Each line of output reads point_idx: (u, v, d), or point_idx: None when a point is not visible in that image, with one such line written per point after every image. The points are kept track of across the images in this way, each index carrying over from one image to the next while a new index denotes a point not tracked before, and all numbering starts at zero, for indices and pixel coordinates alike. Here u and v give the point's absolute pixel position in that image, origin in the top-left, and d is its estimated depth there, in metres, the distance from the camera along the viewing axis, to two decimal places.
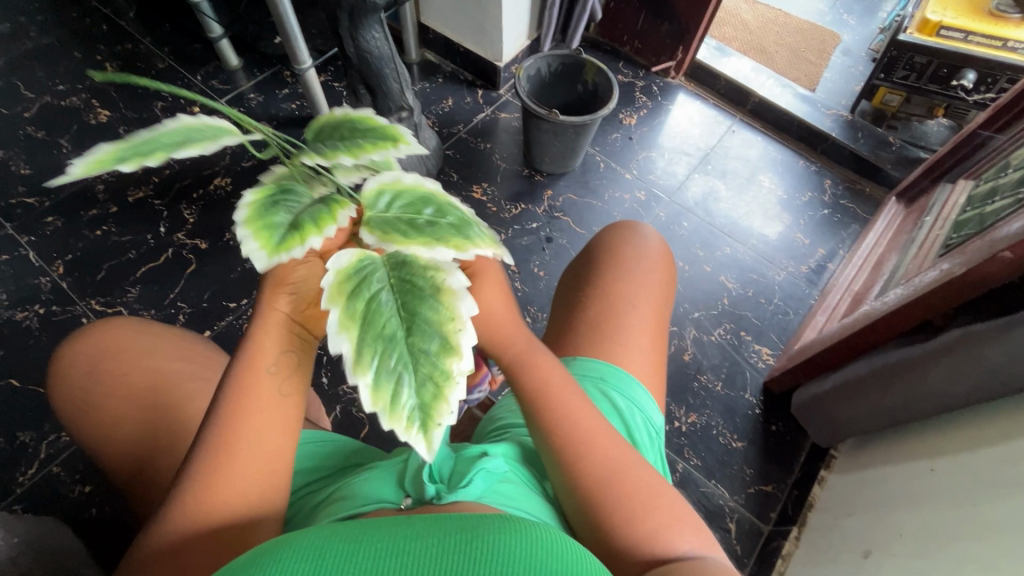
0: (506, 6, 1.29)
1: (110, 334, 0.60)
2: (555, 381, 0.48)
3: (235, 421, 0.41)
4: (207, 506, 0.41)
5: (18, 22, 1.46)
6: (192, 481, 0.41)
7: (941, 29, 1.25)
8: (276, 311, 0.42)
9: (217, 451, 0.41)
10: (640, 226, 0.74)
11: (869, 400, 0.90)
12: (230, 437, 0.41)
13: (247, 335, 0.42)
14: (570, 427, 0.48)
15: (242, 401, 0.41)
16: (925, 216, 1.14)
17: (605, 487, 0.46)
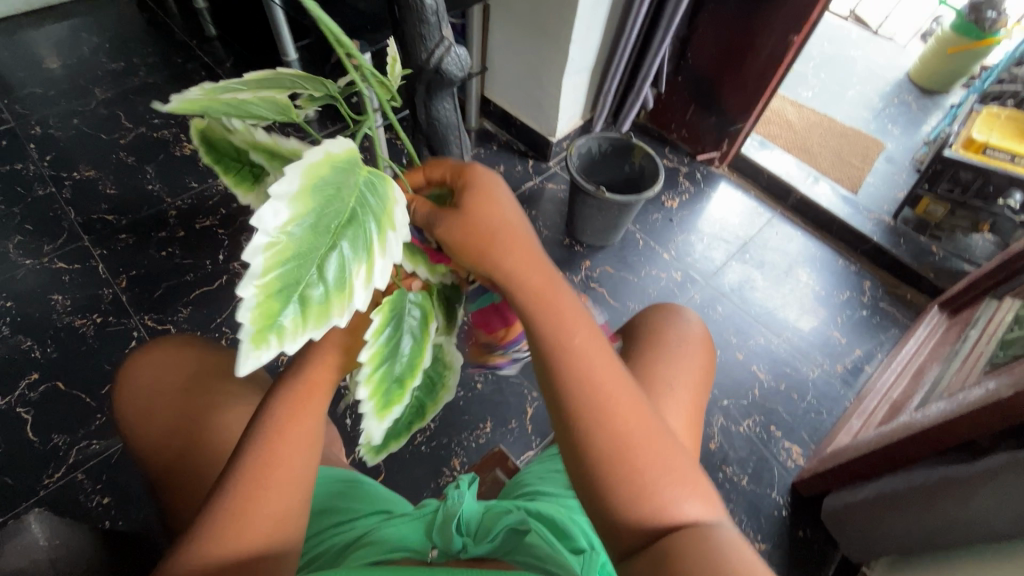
0: (566, 88, 1.39)
1: (168, 353, 0.64)
2: (572, 340, 0.46)
3: (279, 445, 0.45)
4: (244, 527, 0.42)
5: (131, 63, 1.65)
6: (230, 497, 0.43)
7: (986, 149, 1.30)
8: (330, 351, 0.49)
9: (259, 473, 0.44)
10: (680, 309, 0.76)
11: (907, 517, 0.85)
12: (270, 459, 0.44)
13: (297, 368, 0.48)
14: (581, 387, 0.45)
15: (287, 426, 0.46)
16: (969, 329, 1.12)
17: (610, 455, 0.43)
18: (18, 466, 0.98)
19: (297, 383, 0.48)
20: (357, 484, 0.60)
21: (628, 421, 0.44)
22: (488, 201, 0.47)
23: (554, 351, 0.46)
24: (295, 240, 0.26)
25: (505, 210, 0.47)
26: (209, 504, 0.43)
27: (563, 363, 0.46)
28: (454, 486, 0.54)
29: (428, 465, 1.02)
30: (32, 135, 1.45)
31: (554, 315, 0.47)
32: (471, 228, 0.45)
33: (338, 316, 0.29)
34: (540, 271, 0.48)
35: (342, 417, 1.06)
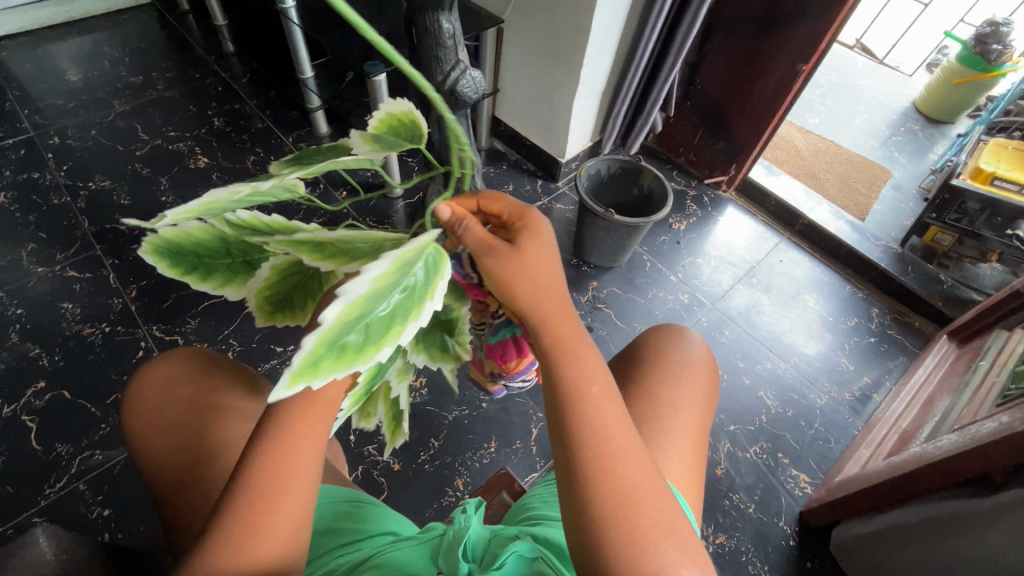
0: (576, 111, 1.41)
1: (179, 363, 0.64)
2: (591, 390, 0.46)
3: (289, 455, 0.44)
4: (257, 540, 0.42)
5: (150, 76, 1.69)
6: (239, 510, 0.42)
7: (994, 179, 1.31)
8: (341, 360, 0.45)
9: (271, 484, 0.43)
10: (686, 330, 0.76)
11: (918, 551, 0.84)
12: (280, 470, 0.44)
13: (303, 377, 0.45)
14: (598, 442, 0.44)
15: (296, 435, 0.45)
16: (980, 360, 1.11)
17: (614, 513, 0.42)
18: (20, 475, 0.97)
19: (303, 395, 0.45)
20: (365, 503, 0.60)
21: (630, 476, 0.43)
22: (538, 248, 0.49)
23: (566, 398, 0.46)
24: (365, 291, 0.25)
25: (544, 257, 0.49)
26: (220, 513, 0.43)
27: (578, 412, 0.45)
28: (460, 510, 0.53)
29: (430, 484, 1.01)
30: (50, 145, 1.47)
31: (570, 363, 0.47)
32: (523, 274, 0.47)
33: (366, 360, 0.26)
34: (568, 318, 0.49)
35: (346, 434, 1.06)
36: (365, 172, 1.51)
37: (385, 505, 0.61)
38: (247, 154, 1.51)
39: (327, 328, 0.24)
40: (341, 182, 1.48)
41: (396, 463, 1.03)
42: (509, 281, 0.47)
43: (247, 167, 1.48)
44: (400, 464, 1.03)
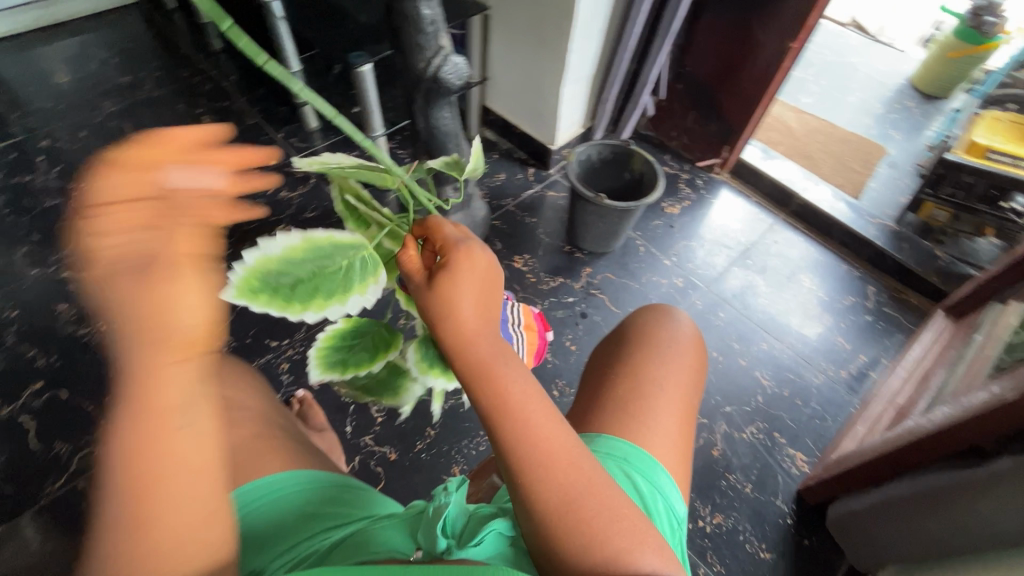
0: (565, 97, 1.40)
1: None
2: (513, 397, 0.45)
3: (143, 480, 0.38)
4: (147, 548, 0.38)
5: (139, 76, 1.68)
6: (118, 525, 0.38)
7: (989, 152, 1.30)
8: (171, 359, 0.36)
9: (132, 519, 0.38)
10: (673, 310, 0.75)
11: (912, 524, 0.84)
12: (140, 498, 0.38)
13: (128, 384, 0.36)
14: (535, 447, 0.44)
15: (148, 440, 0.37)
16: (975, 334, 1.11)
17: (563, 513, 0.43)
18: (21, 474, 0.98)
19: (135, 391, 0.36)
20: (351, 490, 0.60)
21: (573, 479, 0.44)
22: (452, 282, 0.47)
23: (496, 416, 0.45)
24: (277, 252, 0.38)
25: (466, 289, 0.47)
26: (100, 530, 0.39)
27: (508, 422, 0.45)
28: (444, 487, 0.52)
29: (428, 473, 1.02)
30: (41, 148, 1.47)
31: (494, 385, 0.46)
32: (447, 307, 0.46)
33: (293, 313, 0.39)
34: (488, 338, 0.48)
35: (342, 425, 1.06)
36: None
37: (372, 489, 0.62)
38: None
39: (248, 269, 0.37)
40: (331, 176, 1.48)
41: (393, 453, 1.04)
42: (435, 312, 0.47)
43: None
44: (397, 454, 1.04)
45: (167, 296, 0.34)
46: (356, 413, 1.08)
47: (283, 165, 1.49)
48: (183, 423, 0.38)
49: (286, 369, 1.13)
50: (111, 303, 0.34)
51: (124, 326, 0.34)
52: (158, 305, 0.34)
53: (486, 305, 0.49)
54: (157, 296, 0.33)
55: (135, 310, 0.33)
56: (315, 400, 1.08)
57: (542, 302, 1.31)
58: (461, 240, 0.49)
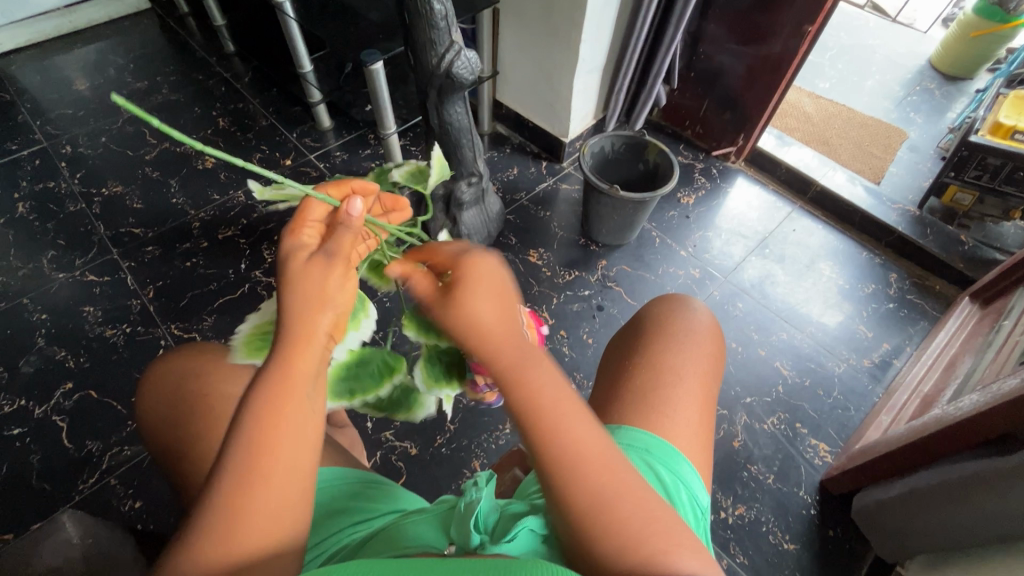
0: (577, 89, 1.39)
1: (164, 365, 0.66)
2: (546, 403, 0.44)
3: (270, 440, 0.39)
4: (242, 531, 0.37)
5: (155, 81, 1.71)
6: (217, 506, 0.37)
7: (1014, 133, 1.27)
8: (320, 332, 0.43)
9: (249, 477, 0.38)
10: (690, 300, 0.75)
11: (941, 513, 0.83)
12: (262, 458, 0.38)
13: (278, 349, 0.42)
14: (569, 450, 0.43)
15: (276, 416, 0.40)
16: (1004, 319, 1.08)
17: (599, 520, 0.41)
18: (55, 472, 1.01)
19: (278, 369, 0.41)
20: (376, 486, 0.60)
21: (607, 483, 0.42)
22: (467, 304, 0.46)
23: (525, 421, 0.44)
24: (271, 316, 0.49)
25: (475, 299, 0.46)
26: (193, 517, 0.37)
27: (544, 427, 0.43)
28: (472, 483, 0.52)
29: (448, 467, 1.03)
30: (63, 154, 1.50)
31: (523, 388, 0.44)
32: (462, 320, 0.46)
33: None
34: (514, 347, 0.45)
35: (363, 420, 1.08)
36: (369, 163, 1.52)
37: (398, 484, 0.63)
38: (253, 152, 1.53)
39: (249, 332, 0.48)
40: (345, 174, 1.49)
41: (414, 448, 1.05)
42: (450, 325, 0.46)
43: (255, 165, 1.50)
44: (417, 448, 1.05)
45: (326, 287, 0.44)
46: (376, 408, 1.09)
47: (297, 165, 1.51)
48: (311, 395, 0.42)
49: None
50: (292, 282, 0.43)
51: (294, 297, 0.43)
52: (328, 296, 0.44)
53: (508, 313, 0.47)
54: (330, 286, 0.44)
55: (310, 289, 0.43)
56: None
57: (558, 295, 1.31)
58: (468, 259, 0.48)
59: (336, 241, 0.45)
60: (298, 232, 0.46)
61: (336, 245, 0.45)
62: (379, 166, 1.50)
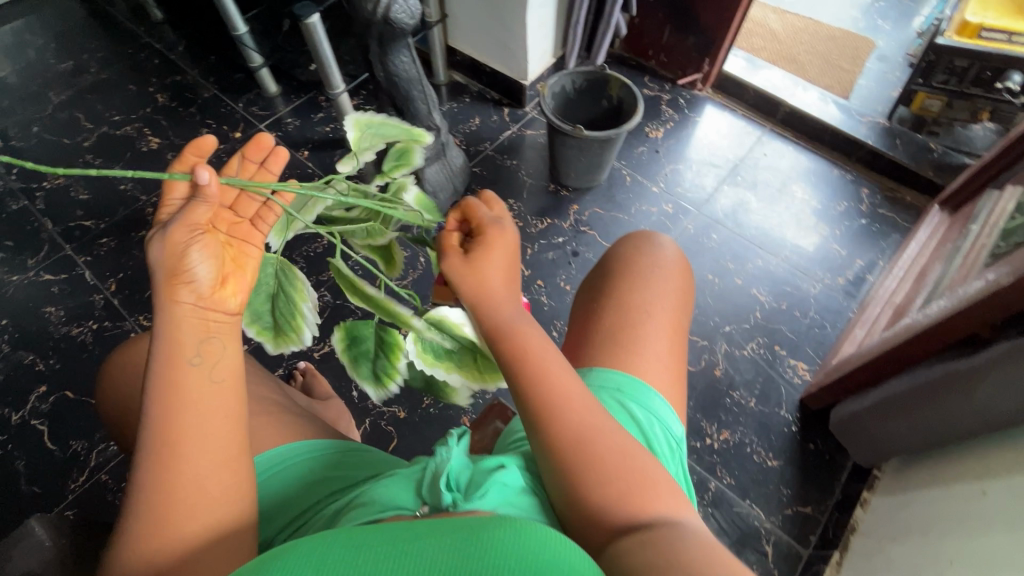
0: (532, 26, 1.32)
1: (117, 358, 0.65)
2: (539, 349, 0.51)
3: (174, 420, 0.43)
4: (173, 508, 0.42)
5: (81, 60, 1.58)
6: (146, 492, 0.42)
7: (982, 31, 1.24)
8: (182, 305, 0.44)
9: (161, 457, 0.42)
10: (656, 235, 0.74)
11: (914, 417, 0.86)
12: (171, 438, 0.43)
13: (156, 336, 0.44)
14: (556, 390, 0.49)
15: (178, 401, 0.43)
16: (972, 223, 1.08)
17: (582, 453, 0.47)
18: (44, 474, 1.00)
19: (164, 353, 0.44)
20: (354, 454, 0.61)
21: (591, 428, 0.48)
22: (491, 252, 0.53)
23: (514, 358, 0.50)
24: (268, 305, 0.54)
25: (506, 247, 0.54)
26: (127, 501, 0.43)
27: (537, 370, 0.49)
28: (444, 441, 0.52)
29: (438, 426, 1.04)
30: None
31: (518, 340, 0.51)
32: (466, 276, 0.52)
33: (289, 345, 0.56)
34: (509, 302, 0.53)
35: (349, 390, 1.08)
36: (323, 127, 1.45)
37: (376, 450, 0.63)
38: (198, 127, 1.45)
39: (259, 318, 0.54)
40: (301, 141, 1.43)
41: (402, 411, 1.05)
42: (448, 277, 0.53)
43: None
44: (405, 412, 1.06)
45: (187, 259, 0.43)
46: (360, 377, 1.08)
47: (247, 138, 1.43)
48: (197, 363, 0.44)
49: None
50: (150, 266, 0.43)
51: (154, 283, 0.44)
52: (189, 273, 0.44)
53: (512, 274, 0.54)
54: (183, 259, 0.43)
55: (163, 268, 0.43)
56: (318, 370, 1.09)
57: (532, 245, 1.29)
58: (496, 221, 0.55)
59: (184, 211, 0.43)
60: (161, 220, 0.46)
61: (182, 218, 0.43)
62: (335, 130, 1.43)
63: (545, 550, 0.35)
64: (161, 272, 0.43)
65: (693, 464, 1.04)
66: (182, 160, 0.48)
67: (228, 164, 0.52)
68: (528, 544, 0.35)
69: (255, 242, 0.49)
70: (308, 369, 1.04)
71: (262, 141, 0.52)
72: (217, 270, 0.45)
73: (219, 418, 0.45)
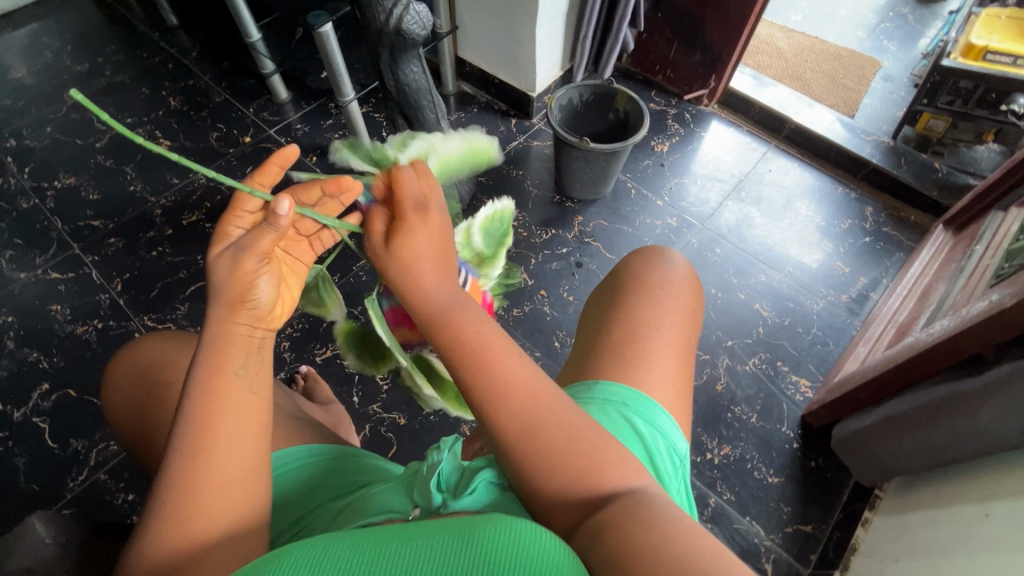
0: (541, 39, 1.33)
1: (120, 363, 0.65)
2: (485, 335, 0.50)
3: (210, 423, 0.43)
4: (199, 511, 0.42)
5: (96, 62, 1.61)
6: (174, 493, 0.42)
7: (986, 54, 1.25)
8: (238, 322, 0.46)
9: (193, 459, 0.43)
10: (666, 251, 0.74)
11: (916, 437, 0.85)
12: (204, 440, 0.43)
13: (205, 345, 0.45)
14: (505, 378, 0.48)
15: (217, 408, 0.44)
16: (976, 244, 1.08)
17: (527, 442, 0.46)
18: (43, 472, 1.00)
19: (211, 363, 0.45)
20: (353, 458, 0.61)
21: (546, 411, 0.47)
22: (414, 240, 0.53)
23: (463, 364, 0.49)
24: None
25: (432, 234, 0.54)
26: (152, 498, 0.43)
27: (484, 361, 0.49)
28: (435, 446, 0.53)
29: (438, 434, 1.04)
30: (9, 148, 1.43)
31: (453, 330, 0.51)
32: (387, 262, 0.54)
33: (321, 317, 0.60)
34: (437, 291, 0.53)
35: (350, 396, 1.08)
36: (332, 134, 1.47)
37: (373, 455, 0.63)
38: (209, 131, 1.46)
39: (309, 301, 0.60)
40: (309, 147, 1.44)
41: (402, 418, 1.05)
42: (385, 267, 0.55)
43: (212, 145, 1.44)
44: (405, 419, 1.05)
45: (241, 274, 0.45)
46: (362, 383, 1.09)
47: (257, 142, 1.45)
48: (241, 374, 0.45)
49: (284, 344, 1.13)
50: (210, 284, 0.45)
51: (212, 300, 0.46)
52: (241, 289, 0.45)
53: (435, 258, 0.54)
54: (239, 279, 0.45)
55: (223, 287, 0.45)
56: (320, 375, 1.09)
57: (536, 255, 1.30)
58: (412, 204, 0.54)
59: (253, 236, 0.45)
60: (228, 230, 0.47)
61: (248, 243, 0.45)
62: (343, 137, 1.45)
63: (532, 551, 0.34)
64: (217, 293, 0.45)
65: (693, 479, 1.03)
66: (262, 174, 0.49)
67: (306, 188, 0.54)
68: (515, 543, 0.35)
69: (303, 260, 0.55)
70: (310, 374, 1.04)
71: (342, 181, 0.54)
72: (273, 295, 0.47)
73: (253, 428, 0.45)
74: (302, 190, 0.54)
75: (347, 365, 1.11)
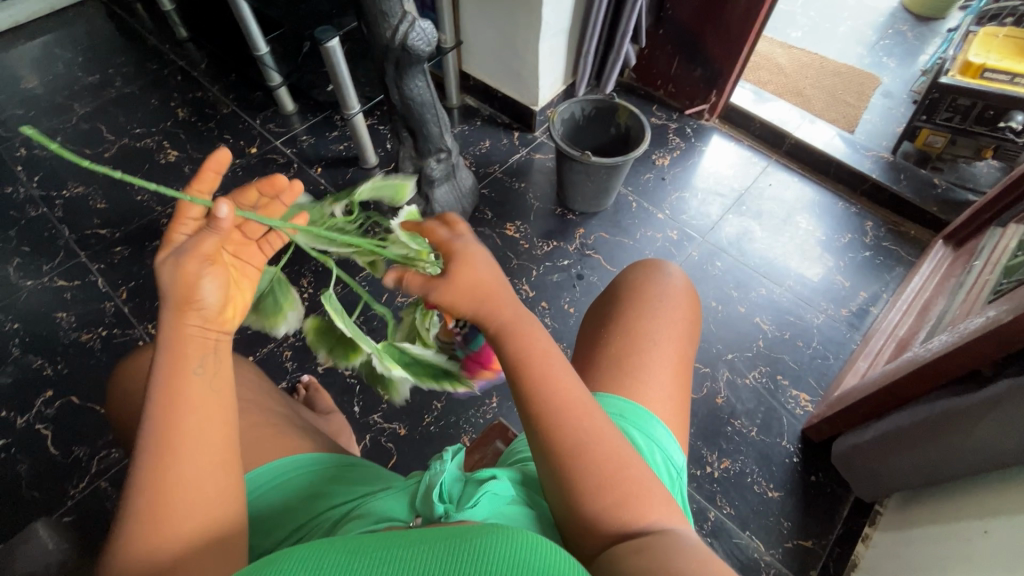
0: (544, 54, 1.35)
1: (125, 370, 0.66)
2: (538, 350, 0.51)
3: (174, 422, 0.44)
4: (175, 513, 0.42)
5: (107, 74, 1.64)
6: (144, 496, 0.42)
7: (984, 71, 1.27)
8: (191, 322, 0.46)
9: (161, 460, 0.43)
10: (663, 264, 0.75)
11: (916, 452, 0.85)
12: (173, 438, 0.44)
13: (160, 348, 0.45)
14: (562, 396, 0.49)
15: (181, 406, 0.45)
16: (975, 259, 1.09)
17: (578, 461, 0.47)
18: (44, 479, 1.01)
19: (168, 365, 0.45)
20: (352, 468, 0.61)
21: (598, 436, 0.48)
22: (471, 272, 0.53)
23: (526, 378, 0.50)
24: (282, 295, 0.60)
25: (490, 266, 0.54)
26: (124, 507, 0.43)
27: (537, 375, 0.50)
28: (439, 456, 0.54)
29: (438, 444, 1.04)
30: (19, 157, 1.45)
31: (521, 344, 0.51)
32: (460, 298, 0.52)
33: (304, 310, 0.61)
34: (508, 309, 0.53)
35: (350, 406, 1.08)
36: (337, 146, 1.48)
37: (372, 464, 0.64)
38: (216, 142, 1.49)
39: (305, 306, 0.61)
40: (314, 159, 1.46)
41: (402, 428, 1.06)
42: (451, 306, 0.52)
43: None
44: (406, 429, 1.06)
45: (189, 276, 0.45)
46: (363, 393, 1.09)
47: (263, 153, 1.47)
48: (199, 371, 0.46)
49: (286, 354, 1.13)
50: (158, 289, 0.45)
51: (161, 304, 0.46)
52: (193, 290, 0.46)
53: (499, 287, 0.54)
54: (187, 282, 0.45)
55: (171, 292, 0.45)
56: (322, 384, 1.09)
57: (537, 267, 1.31)
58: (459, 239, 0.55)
59: (196, 240, 0.46)
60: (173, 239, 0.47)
61: (193, 247, 0.46)
62: (348, 149, 1.47)
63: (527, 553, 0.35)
64: (167, 297, 0.45)
65: (693, 493, 1.03)
66: (200, 180, 0.49)
67: (243, 191, 0.54)
68: (511, 548, 0.35)
69: (254, 263, 0.54)
70: (311, 383, 1.04)
71: (275, 180, 0.56)
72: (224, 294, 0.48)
73: (218, 423, 0.46)
74: (235, 195, 0.54)
75: (348, 375, 1.12)
